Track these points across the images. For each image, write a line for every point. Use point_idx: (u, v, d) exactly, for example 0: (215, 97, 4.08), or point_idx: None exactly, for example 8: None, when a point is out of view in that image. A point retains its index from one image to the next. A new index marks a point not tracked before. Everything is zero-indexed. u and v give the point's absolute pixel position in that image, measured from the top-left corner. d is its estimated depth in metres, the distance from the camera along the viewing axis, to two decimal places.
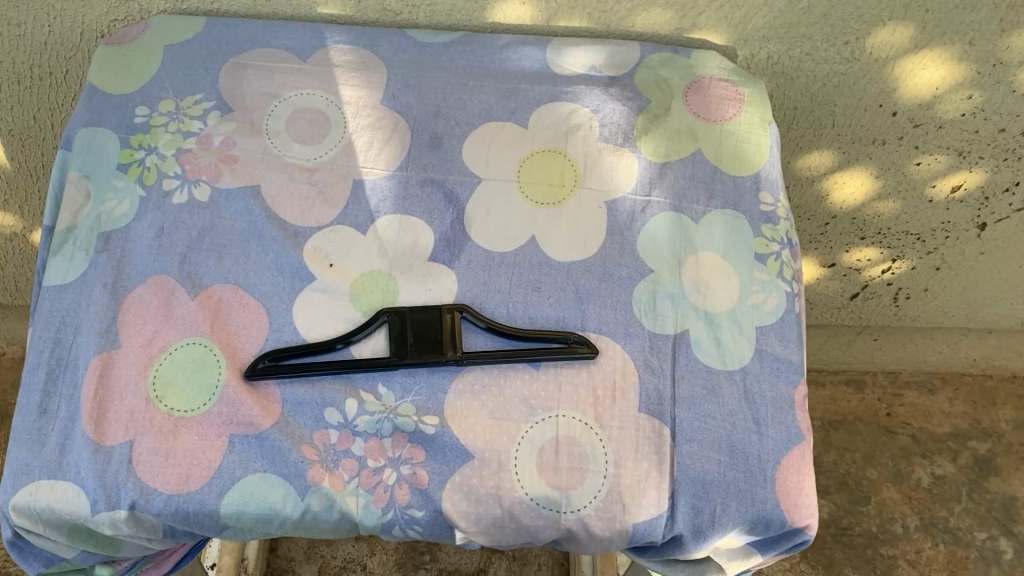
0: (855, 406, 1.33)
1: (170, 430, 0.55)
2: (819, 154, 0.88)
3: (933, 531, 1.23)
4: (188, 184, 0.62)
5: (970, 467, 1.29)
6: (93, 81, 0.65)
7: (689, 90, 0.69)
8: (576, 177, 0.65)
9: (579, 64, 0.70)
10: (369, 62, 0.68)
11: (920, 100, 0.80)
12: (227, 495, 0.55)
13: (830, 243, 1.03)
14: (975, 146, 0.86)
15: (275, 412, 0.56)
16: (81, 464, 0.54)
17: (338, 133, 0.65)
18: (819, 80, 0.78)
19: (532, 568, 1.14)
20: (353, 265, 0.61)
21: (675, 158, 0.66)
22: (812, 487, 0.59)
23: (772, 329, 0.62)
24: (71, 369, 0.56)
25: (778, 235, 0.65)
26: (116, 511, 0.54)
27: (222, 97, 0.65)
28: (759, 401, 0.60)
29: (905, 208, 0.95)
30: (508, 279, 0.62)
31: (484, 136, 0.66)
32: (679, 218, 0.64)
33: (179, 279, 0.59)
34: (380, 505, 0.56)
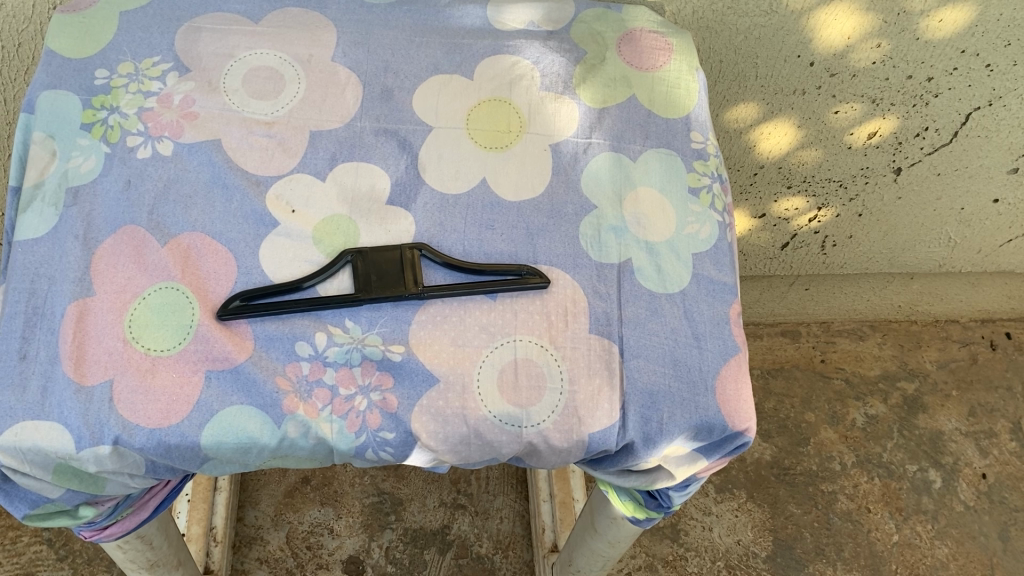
0: (791, 354, 1.40)
1: (148, 368, 0.58)
2: (745, 105, 0.94)
3: (868, 466, 1.31)
4: (152, 140, 0.64)
5: (900, 406, 1.37)
6: (51, 46, 0.67)
7: (622, 41, 0.75)
8: (521, 123, 0.70)
9: (519, 20, 0.75)
10: (319, 23, 0.71)
11: (834, 50, 0.86)
12: (207, 427, 0.58)
13: (760, 194, 1.09)
14: (887, 94, 0.93)
15: (248, 347, 0.60)
16: (63, 404, 0.57)
17: (293, 90, 0.68)
18: (741, 33, 0.84)
19: (495, 521, 1.21)
20: (315, 210, 0.64)
21: (612, 103, 0.71)
22: (749, 394, 0.64)
23: (708, 255, 0.67)
24: (48, 316, 0.59)
25: (709, 170, 0.71)
26: (99, 447, 0.57)
27: (179, 59, 0.68)
28: (697, 319, 0.65)
29: (827, 156, 1.02)
30: (462, 219, 0.66)
31: (433, 88, 0.70)
32: (618, 157, 0.69)
33: (148, 229, 0.62)
34: (353, 429, 0.60)
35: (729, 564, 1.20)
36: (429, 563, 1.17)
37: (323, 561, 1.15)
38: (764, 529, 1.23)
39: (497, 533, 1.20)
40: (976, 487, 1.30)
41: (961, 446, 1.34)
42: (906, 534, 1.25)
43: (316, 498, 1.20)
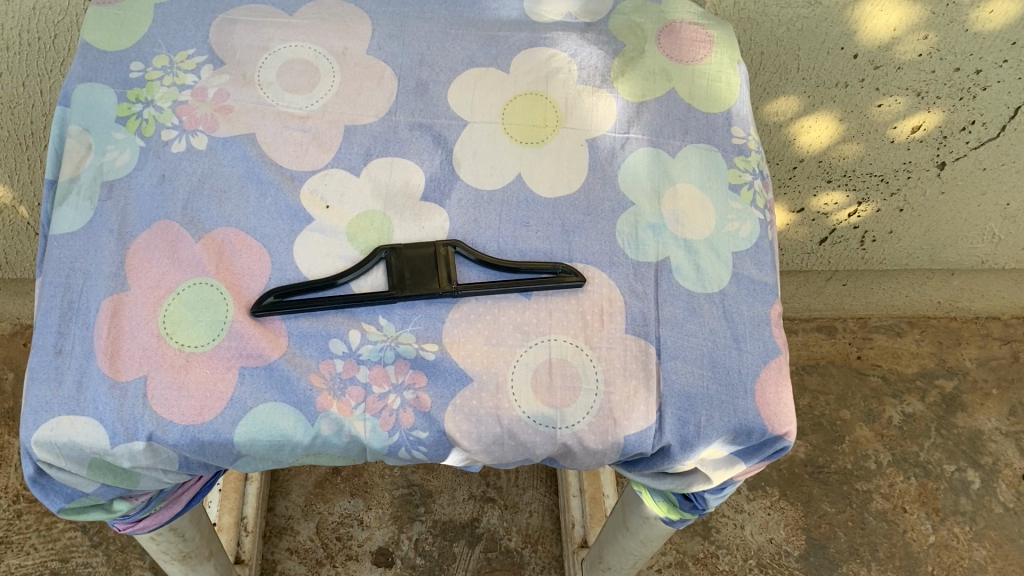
0: (827, 350, 1.38)
1: (182, 364, 0.58)
2: (786, 98, 0.92)
3: (905, 465, 1.28)
4: (186, 134, 0.64)
5: (938, 404, 1.34)
6: (87, 38, 0.67)
7: (662, 33, 0.73)
8: (557, 118, 0.68)
9: (557, 12, 0.73)
10: (354, 15, 0.70)
11: (879, 42, 0.84)
12: (240, 424, 0.58)
13: (799, 188, 1.07)
14: (932, 87, 0.90)
15: (282, 344, 0.59)
16: (98, 399, 0.57)
17: (328, 83, 0.67)
18: (783, 24, 0.82)
19: (524, 515, 1.20)
20: (350, 206, 0.64)
21: (651, 97, 0.70)
22: (790, 397, 0.63)
23: (748, 253, 0.66)
24: (83, 311, 0.59)
25: (750, 166, 0.69)
26: (134, 443, 0.57)
27: (214, 51, 0.67)
28: (737, 319, 0.64)
29: (868, 150, 0.99)
30: (497, 215, 0.65)
31: (468, 82, 0.69)
32: (657, 153, 0.68)
33: (182, 223, 0.62)
34: (386, 428, 0.59)
35: (761, 562, 1.19)
36: (459, 556, 1.16)
37: (353, 552, 1.16)
38: (797, 527, 1.22)
39: (526, 527, 1.19)
40: (1016, 489, 1.27)
41: (1000, 446, 1.31)
42: (943, 535, 1.23)
43: (346, 489, 1.20)
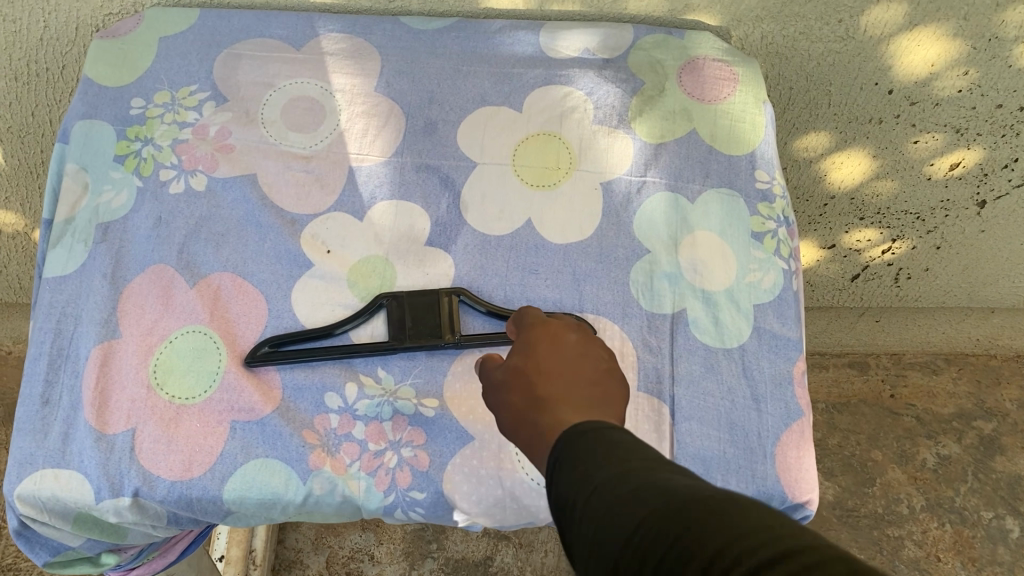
0: (858, 387, 1.33)
1: (171, 417, 0.56)
2: (816, 134, 0.88)
3: (939, 511, 1.23)
4: (185, 174, 0.62)
5: (975, 446, 1.28)
6: (90, 74, 0.65)
7: (683, 70, 0.69)
8: (571, 159, 0.65)
9: (573, 47, 0.70)
10: (363, 50, 0.68)
11: (916, 77, 0.80)
12: (230, 481, 0.55)
13: (830, 224, 1.02)
14: (973, 123, 0.85)
15: (276, 398, 0.57)
16: (84, 452, 0.55)
17: (334, 121, 0.65)
18: (814, 59, 0.78)
19: (540, 555, 1.16)
20: (351, 251, 0.61)
21: (671, 139, 0.67)
22: (812, 463, 0.59)
23: (770, 306, 0.62)
24: (72, 359, 0.57)
25: (774, 213, 0.65)
26: (119, 499, 0.54)
27: (217, 88, 0.65)
28: (757, 378, 0.60)
29: (903, 187, 0.95)
30: (505, 262, 0.62)
31: (478, 121, 0.66)
32: (676, 198, 0.65)
33: (178, 268, 0.59)
34: (381, 487, 0.56)
35: None
36: None
37: None
38: None
39: (542, 568, 1.16)
40: None
41: None
42: None
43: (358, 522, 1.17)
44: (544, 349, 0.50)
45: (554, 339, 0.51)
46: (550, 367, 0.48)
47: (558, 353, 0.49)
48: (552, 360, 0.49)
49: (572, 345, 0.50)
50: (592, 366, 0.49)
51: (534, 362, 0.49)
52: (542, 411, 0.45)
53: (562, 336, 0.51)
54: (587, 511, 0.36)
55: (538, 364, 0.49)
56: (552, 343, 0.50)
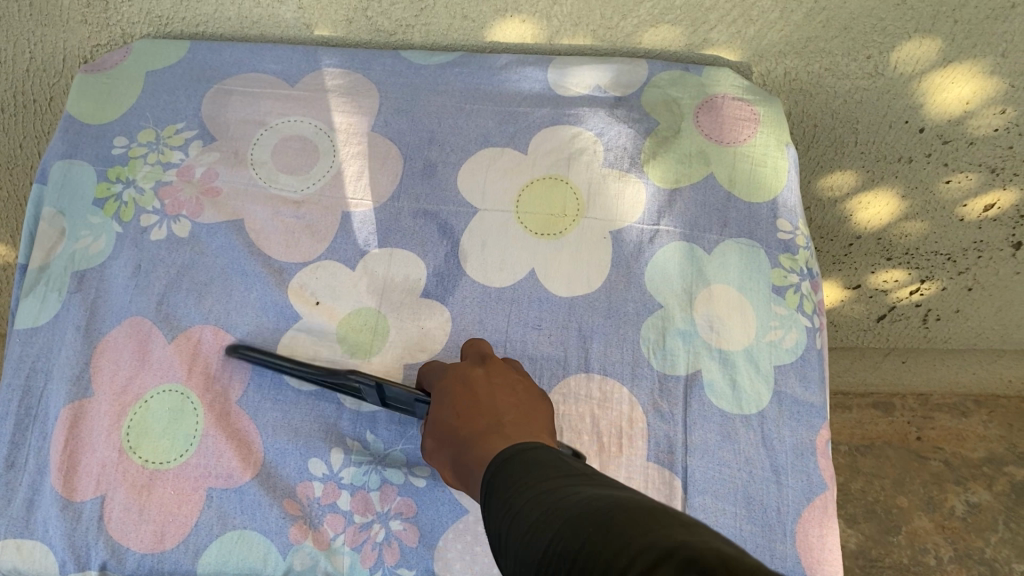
0: (883, 429, 1.27)
1: (144, 484, 0.52)
2: (841, 172, 0.83)
3: (968, 562, 1.17)
4: (167, 219, 0.58)
5: (1007, 494, 1.22)
6: (71, 110, 0.62)
7: (701, 110, 0.65)
8: (579, 205, 0.61)
9: (584, 84, 0.66)
10: (360, 86, 0.64)
11: (949, 116, 0.75)
12: (205, 554, 0.51)
13: (855, 264, 0.97)
14: (1009, 163, 0.80)
15: (255, 463, 0.53)
16: (49, 522, 0.51)
17: (327, 163, 0.61)
18: (840, 96, 0.74)
19: None
20: (342, 303, 0.57)
21: (686, 184, 0.62)
22: (837, 542, 0.54)
23: (792, 368, 0.57)
24: (41, 418, 0.53)
25: (797, 265, 0.61)
26: (86, 572, 0.50)
27: (205, 126, 0.62)
28: (776, 447, 0.55)
29: (934, 228, 0.90)
30: (506, 317, 0.58)
31: (480, 164, 0.62)
32: (691, 249, 0.60)
33: (156, 320, 0.56)
34: (368, 564, 0.52)
35: None
36: None
37: None
38: None
39: None
40: None
41: None
42: None
43: None
44: (452, 402, 0.48)
45: (462, 382, 0.49)
46: (469, 416, 0.47)
47: (473, 402, 0.48)
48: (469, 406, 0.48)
49: (481, 386, 0.49)
50: (511, 390, 0.49)
51: (452, 414, 0.48)
52: (473, 448, 0.44)
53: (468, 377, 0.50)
54: (515, 533, 0.35)
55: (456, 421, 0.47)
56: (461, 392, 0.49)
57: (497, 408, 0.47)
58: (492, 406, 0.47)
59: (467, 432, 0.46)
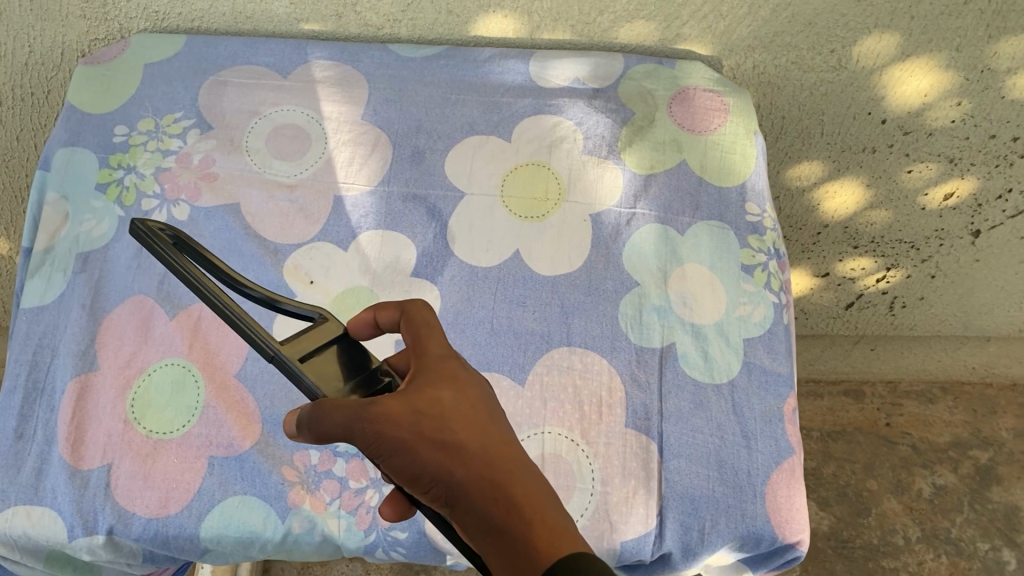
0: (853, 416, 1.31)
1: (148, 452, 0.54)
2: (809, 163, 0.87)
3: (935, 542, 1.21)
4: (167, 203, 0.61)
5: (972, 477, 1.27)
6: (73, 100, 0.65)
7: (674, 101, 0.69)
8: (560, 189, 0.64)
9: (564, 77, 0.69)
10: (350, 77, 0.67)
11: (909, 108, 0.79)
12: (207, 518, 0.54)
13: (823, 253, 1.02)
14: (966, 153, 0.85)
15: (255, 432, 0.56)
16: (57, 489, 0.53)
17: (319, 150, 0.64)
18: (806, 88, 0.78)
19: None
20: (335, 282, 0.60)
21: (660, 169, 0.66)
22: (804, 503, 0.58)
23: (761, 341, 0.61)
24: (49, 391, 0.56)
25: (765, 246, 0.64)
26: (93, 537, 0.53)
27: (202, 115, 0.65)
28: (747, 415, 0.59)
29: (897, 216, 0.94)
30: (492, 295, 0.61)
31: (466, 151, 0.65)
32: (665, 230, 0.64)
33: (157, 299, 0.58)
34: (362, 526, 0.55)
35: None
36: None
37: None
38: None
39: None
40: None
41: None
42: None
43: None
44: (413, 426, 0.37)
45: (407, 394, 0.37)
46: (454, 445, 0.37)
47: (448, 426, 0.37)
48: (443, 433, 0.37)
49: (446, 400, 0.38)
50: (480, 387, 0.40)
51: (426, 448, 0.36)
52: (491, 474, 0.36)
53: (419, 388, 0.38)
54: None
55: (433, 457, 0.36)
56: (417, 413, 0.37)
57: (472, 422, 0.38)
58: (469, 420, 0.38)
59: (463, 474, 0.36)
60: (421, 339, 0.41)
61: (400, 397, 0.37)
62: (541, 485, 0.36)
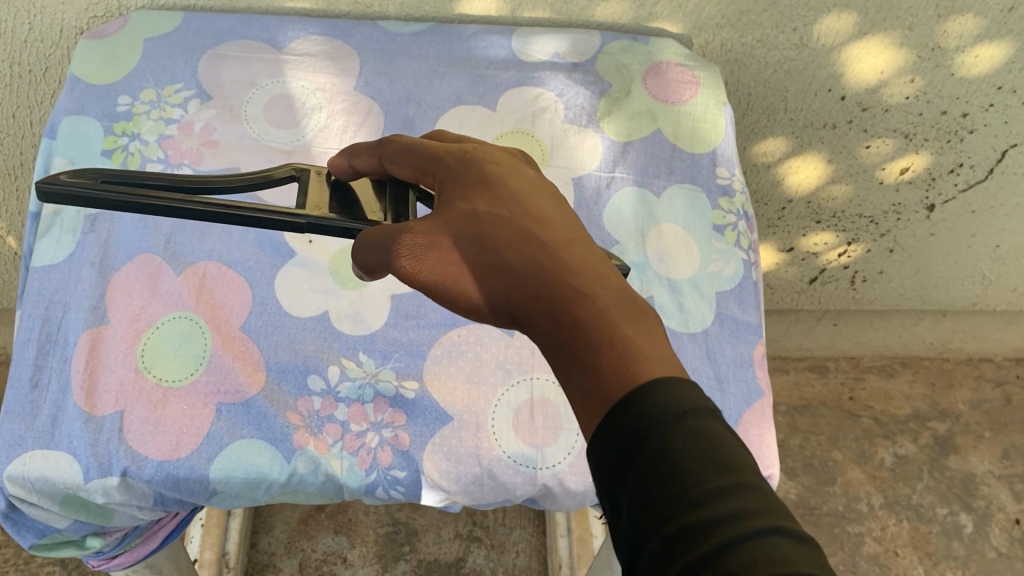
0: (818, 390, 1.37)
1: (159, 399, 0.57)
2: (774, 139, 0.92)
3: (897, 508, 1.27)
4: (170, 168, 0.64)
5: (930, 446, 1.33)
6: (76, 72, 0.68)
7: (648, 74, 0.73)
8: (543, 155, 0.68)
9: (544, 52, 0.74)
10: (342, 51, 0.71)
11: (867, 84, 0.84)
12: (216, 460, 0.57)
13: (788, 227, 1.07)
14: (920, 129, 0.90)
15: (260, 379, 0.59)
16: (73, 434, 0.56)
17: (314, 118, 0.68)
18: (771, 66, 0.83)
19: (511, 555, 1.16)
20: (333, 241, 0.64)
21: (636, 137, 0.70)
22: (772, 440, 0.62)
23: (732, 294, 0.66)
24: (61, 344, 0.58)
25: (734, 208, 0.69)
26: (108, 478, 0.56)
27: (201, 86, 0.68)
28: (720, 360, 0.63)
29: (857, 191, 1.00)
30: None
31: (454, 119, 0.69)
32: (641, 193, 0.68)
33: (164, 257, 0.61)
34: (363, 467, 0.58)
35: None
36: None
37: None
38: None
39: (512, 568, 1.16)
40: (1009, 533, 1.26)
41: (993, 490, 1.29)
42: None
43: (330, 526, 1.16)
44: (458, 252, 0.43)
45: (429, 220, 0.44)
46: (502, 263, 0.41)
47: (491, 246, 0.42)
48: (487, 249, 0.42)
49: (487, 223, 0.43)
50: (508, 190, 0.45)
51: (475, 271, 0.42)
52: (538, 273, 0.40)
53: (460, 215, 0.44)
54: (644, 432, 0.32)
55: (483, 274, 0.42)
56: (457, 240, 0.43)
57: (517, 236, 0.42)
58: (513, 237, 0.42)
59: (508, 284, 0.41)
60: (434, 167, 0.47)
61: (441, 227, 0.44)
62: (593, 282, 0.39)
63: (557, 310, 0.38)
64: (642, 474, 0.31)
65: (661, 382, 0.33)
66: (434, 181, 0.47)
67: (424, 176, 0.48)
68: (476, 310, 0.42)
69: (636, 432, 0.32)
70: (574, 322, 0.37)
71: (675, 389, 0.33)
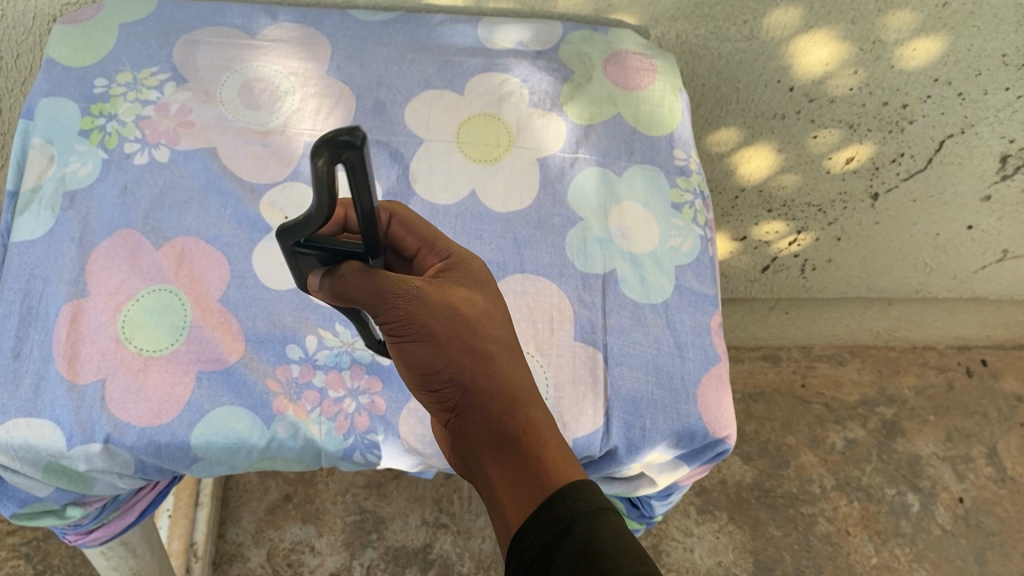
0: (772, 378, 1.42)
1: (139, 368, 0.59)
2: (726, 129, 0.96)
3: (848, 489, 1.32)
4: (148, 147, 0.66)
5: (879, 430, 1.38)
6: (53, 56, 0.69)
7: (608, 62, 0.77)
8: (510, 138, 0.72)
9: (509, 40, 0.77)
10: (315, 38, 0.73)
11: (813, 76, 0.89)
12: (197, 427, 0.58)
13: (741, 217, 1.12)
14: (863, 119, 0.95)
15: (240, 348, 0.61)
16: (56, 402, 0.57)
17: (288, 101, 0.70)
18: (723, 57, 0.87)
19: (477, 540, 1.18)
20: None
21: (598, 121, 0.74)
22: (730, 403, 0.66)
23: (690, 267, 0.69)
24: (42, 316, 0.60)
25: (691, 186, 0.73)
26: (90, 445, 0.57)
27: (177, 69, 0.70)
28: (680, 329, 0.67)
29: (806, 180, 1.04)
30: (452, 228, 0.67)
31: (424, 103, 0.72)
32: (604, 172, 0.71)
33: (144, 232, 0.63)
34: (341, 431, 0.60)
35: None
36: None
37: None
38: (745, 550, 1.25)
39: (479, 553, 1.18)
40: (953, 511, 1.31)
41: (938, 470, 1.35)
42: (885, 557, 1.26)
43: (298, 515, 1.17)
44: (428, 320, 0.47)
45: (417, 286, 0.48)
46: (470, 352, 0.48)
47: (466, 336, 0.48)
48: (463, 344, 0.48)
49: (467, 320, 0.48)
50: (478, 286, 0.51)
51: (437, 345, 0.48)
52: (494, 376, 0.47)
53: (449, 301, 0.48)
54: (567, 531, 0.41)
55: (456, 360, 0.48)
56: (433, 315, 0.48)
57: (495, 345, 0.48)
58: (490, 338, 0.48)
59: (476, 379, 0.47)
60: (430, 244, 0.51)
61: (433, 298, 0.48)
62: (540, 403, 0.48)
63: (516, 422, 0.46)
64: (566, 559, 0.40)
65: (576, 487, 0.43)
66: (438, 257, 0.52)
67: (428, 253, 0.52)
68: (427, 376, 0.48)
69: (556, 534, 0.41)
70: (527, 434, 0.46)
71: (584, 496, 0.42)
